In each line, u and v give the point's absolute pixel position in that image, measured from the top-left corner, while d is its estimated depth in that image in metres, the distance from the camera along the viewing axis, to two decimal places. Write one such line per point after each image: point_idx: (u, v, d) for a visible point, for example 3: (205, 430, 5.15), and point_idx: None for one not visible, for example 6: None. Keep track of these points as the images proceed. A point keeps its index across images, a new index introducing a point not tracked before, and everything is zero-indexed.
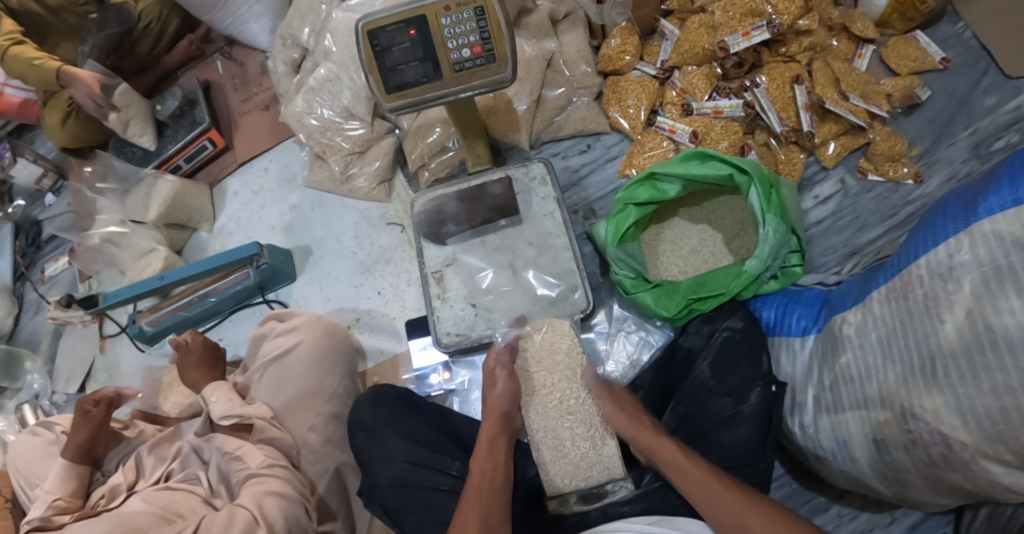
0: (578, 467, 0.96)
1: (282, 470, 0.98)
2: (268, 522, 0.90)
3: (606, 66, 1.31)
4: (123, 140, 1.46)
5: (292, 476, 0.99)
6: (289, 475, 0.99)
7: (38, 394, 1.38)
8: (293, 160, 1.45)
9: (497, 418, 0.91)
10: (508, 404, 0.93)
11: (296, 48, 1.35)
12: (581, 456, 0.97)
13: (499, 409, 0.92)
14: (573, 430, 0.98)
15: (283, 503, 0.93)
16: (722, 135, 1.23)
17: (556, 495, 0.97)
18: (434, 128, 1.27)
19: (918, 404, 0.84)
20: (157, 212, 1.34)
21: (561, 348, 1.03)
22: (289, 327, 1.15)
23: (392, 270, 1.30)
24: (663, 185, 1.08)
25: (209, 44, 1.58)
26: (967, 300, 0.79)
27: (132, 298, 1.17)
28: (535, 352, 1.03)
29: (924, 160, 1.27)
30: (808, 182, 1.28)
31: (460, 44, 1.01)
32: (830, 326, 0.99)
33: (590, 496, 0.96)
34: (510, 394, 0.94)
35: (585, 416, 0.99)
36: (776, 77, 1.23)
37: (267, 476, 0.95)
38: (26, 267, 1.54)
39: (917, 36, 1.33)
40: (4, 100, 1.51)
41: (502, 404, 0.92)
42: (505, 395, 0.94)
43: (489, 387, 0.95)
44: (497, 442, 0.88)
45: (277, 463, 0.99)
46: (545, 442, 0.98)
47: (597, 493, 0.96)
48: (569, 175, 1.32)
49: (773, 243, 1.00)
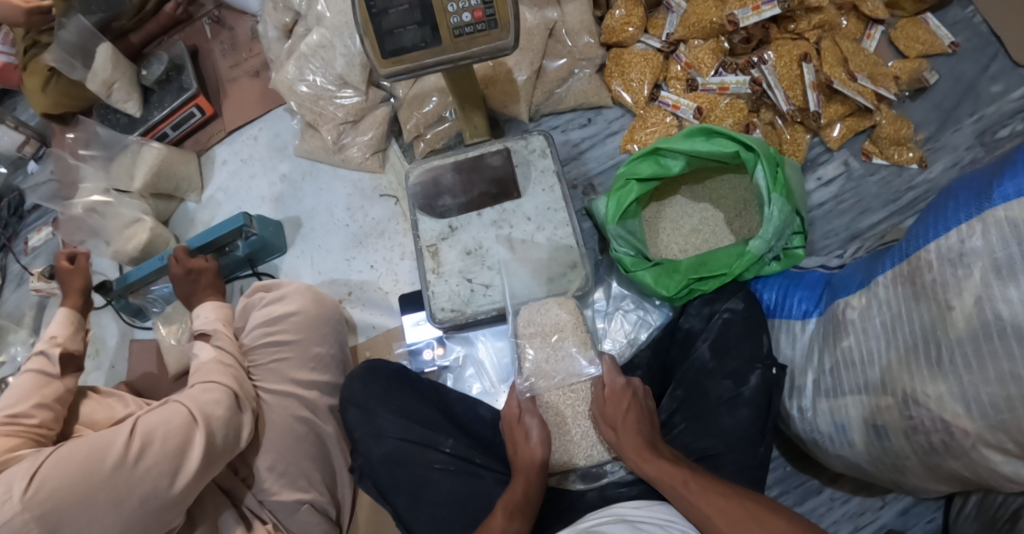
0: (577, 445, 0.95)
1: (232, 367, 1.01)
2: (206, 416, 0.90)
3: (609, 38, 1.26)
4: (108, 107, 1.42)
5: (240, 377, 1.00)
6: (238, 375, 1.00)
7: (22, 367, 1.35)
8: (284, 128, 1.40)
9: (530, 473, 0.84)
10: (546, 455, 0.86)
11: (287, 12, 1.30)
12: (581, 435, 0.95)
13: (530, 470, 0.84)
14: (574, 409, 0.97)
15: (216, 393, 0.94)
16: (727, 112, 1.20)
17: (557, 472, 0.95)
18: (431, 97, 1.23)
19: (922, 390, 0.83)
20: (141, 179, 1.30)
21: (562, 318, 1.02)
22: (277, 296, 1.10)
23: (384, 243, 1.26)
24: (666, 160, 1.05)
25: (197, 7, 1.52)
26: (977, 287, 0.77)
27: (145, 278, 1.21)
28: (539, 327, 1.03)
29: (928, 144, 1.25)
30: (812, 163, 1.25)
31: (461, 8, 0.97)
32: (832, 309, 0.97)
33: (589, 475, 0.95)
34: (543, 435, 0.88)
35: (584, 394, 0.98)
36: (785, 54, 1.19)
37: (214, 366, 0.99)
38: (9, 238, 1.49)
39: (926, 19, 1.31)
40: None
41: (537, 458, 0.85)
42: (539, 448, 0.87)
43: (523, 440, 0.88)
44: (532, 501, 0.82)
45: (225, 360, 1.00)
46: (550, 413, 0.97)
47: (596, 472, 0.95)
48: (569, 149, 1.28)
49: (778, 223, 0.98)
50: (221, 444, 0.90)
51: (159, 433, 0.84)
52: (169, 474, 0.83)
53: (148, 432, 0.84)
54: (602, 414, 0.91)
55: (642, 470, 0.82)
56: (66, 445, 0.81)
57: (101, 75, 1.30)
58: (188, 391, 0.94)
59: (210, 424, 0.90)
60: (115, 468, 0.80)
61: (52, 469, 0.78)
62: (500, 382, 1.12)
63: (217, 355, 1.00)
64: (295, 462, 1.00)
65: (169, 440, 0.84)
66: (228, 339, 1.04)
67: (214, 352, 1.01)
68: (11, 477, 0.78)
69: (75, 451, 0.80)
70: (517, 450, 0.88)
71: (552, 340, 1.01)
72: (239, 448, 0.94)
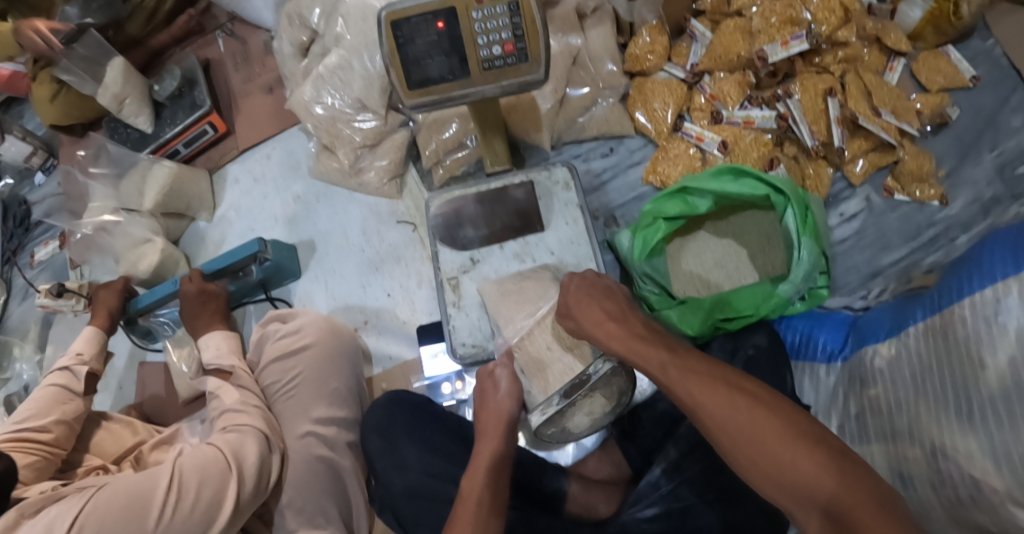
0: (551, 369, 0.95)
1: (257, 407, 1.01)
2: (238, 462, 0.90)
3: (632, 66, 1.25)
4: (117, 120, 1.38)
5: (269, 419, 1.01)
6: (266, 416, 1.00)
7: (26, 385, 1.31)
8: (299, 148, 1.37)
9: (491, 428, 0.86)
10: (514, 407, 0.88)
11: (303, 30, 1.28)
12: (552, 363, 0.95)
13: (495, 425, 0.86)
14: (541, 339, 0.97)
15: (245, 437, 0.94)
16: (752, 146, 1.18)
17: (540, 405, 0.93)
18: (451, 122, 1.21)
19: (951, 444, 0.81)
20: (152, 199, 1.27)
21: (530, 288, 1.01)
22: (294, 328, 1.08)
23: (401, 270, 1.24)
24: (694, 199, 1.04)
25: (209, 19, 1.49)
26: (1012, 346, 0.75)
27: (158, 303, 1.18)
28: (503, 289, 1.02)
29: (949, 180, 1.24)
30: (834, 199, 1.25)
31: (491, 40, 0.95)
32: (859, 356, 0.98)
33: (574, 387, 0.92)
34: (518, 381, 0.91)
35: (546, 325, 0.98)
36: (809, 87, 1.18)
37: (242, 410, 0.98)
38: (13, 251, 1.45)
39: (948, 51, 1.30)
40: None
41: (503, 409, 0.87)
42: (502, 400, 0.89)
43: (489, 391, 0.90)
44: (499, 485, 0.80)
45: (251, 402, 1.01)
46: (532, 369, 0.96)
47: (578, 382, 0.92)
48: (591, 178, 1.27)
49: (808, 266, 0.97)
50: (253, 492, 0.91)
51: (195, 480, 0.85)
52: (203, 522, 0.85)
53: (185, 478, 0.85)
54: (562, 303, 0.89)
55: (627, 348, 0.80)
56: (107, 488, 0.82)
57: (112, 88, 1.28)
58: (220, 434, 0.94)
59: (242, 471, 0.90)
60: (155, 517, 0.81)
61: (92, 516, 0.80)
62: None
63: (242, 398, 1.01)
64: (312, 499, 0.98)
65: (204, 490, 0.86)
66: (250, 379, 1.05)
67: (237, 395, 1.01)
68: (56, 516, 0.80)
69: (117, 497, 0.81)
70: (482, 405, 0.89)
71: (521, 298, 1.00)
72: (269, 490, 0.95)
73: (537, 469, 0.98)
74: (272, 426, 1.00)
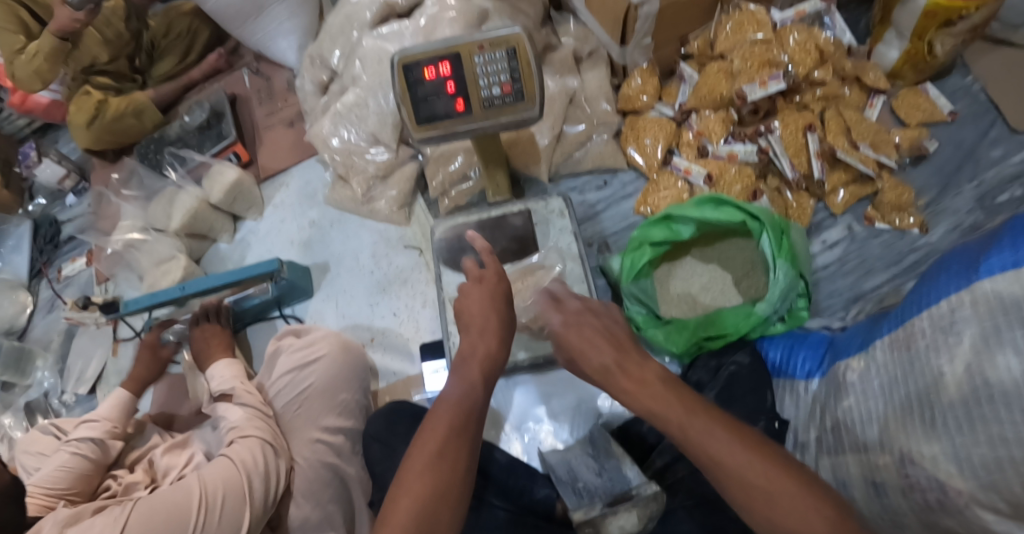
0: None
1: (261, 421, 1.08)
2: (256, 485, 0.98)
3: (625, 105, 1.36)
4: (148, 146, 1.50)
5: (272, 432, 1.08)
6: (269, 431, 1.07)
7: (46, 392, 1.41)
8: (315, 177, 1.48)
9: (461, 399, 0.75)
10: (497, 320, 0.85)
11: (324, 69, 1.40)
12: None
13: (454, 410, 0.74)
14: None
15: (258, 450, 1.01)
16: (736, 178, 1.26)
17: None
18: (457, 156, 1.31)
19: (917, 450, 0.83)
20: (177, 220, 1.36)
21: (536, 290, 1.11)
22: (306, 342, 1.18)
23: (407, 291, 1.33)
24: (677, 226, 1.12)
25: (238, 59, 1.64)
26: (966, 353, 0.79)
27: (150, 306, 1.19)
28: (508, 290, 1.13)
29: (930, 209, 1.27)
30: (816, 227, 1.30)
31: (491, 82, 1.06)
32: (835, 372, 1.01)
33: None
34: (505, 319, 0.85)
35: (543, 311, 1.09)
36: (790, 123, 1.26)
37: (248, 426, 1.05)
38: (43, 265, 1.57)
39: (926, 88, 1.36)
40: (32, 101, 1.57)
41: (467, 386, 0.77)
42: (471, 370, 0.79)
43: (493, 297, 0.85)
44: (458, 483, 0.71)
45: (254, 418, 1.07)
46: None
47: None
48: (586, 209, 1.35)
49: (783, 286, 1.04)
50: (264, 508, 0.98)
51: (220, 493, 0.94)
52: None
53: (210, 492, 0.93)
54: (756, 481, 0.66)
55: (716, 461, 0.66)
56: (145, 502, 0.89)
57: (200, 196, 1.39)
58: (232, 447, 1.01)
59: (258, 486, 0.98)
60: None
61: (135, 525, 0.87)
62: (512, 430, 1.18)
63: (246, 414, 1.07)
64: (317, 503, 1.06)
65: (228, 503, 0.94)
66: (249, 396, 1.11)
67: (241, 412, 1.08)
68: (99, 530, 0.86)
69: (156, 511, 0.88)
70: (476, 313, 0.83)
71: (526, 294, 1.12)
72: (276, 501, 1.02)
73: (528, 475, 1.03)
74: (275, 438, 1.07)
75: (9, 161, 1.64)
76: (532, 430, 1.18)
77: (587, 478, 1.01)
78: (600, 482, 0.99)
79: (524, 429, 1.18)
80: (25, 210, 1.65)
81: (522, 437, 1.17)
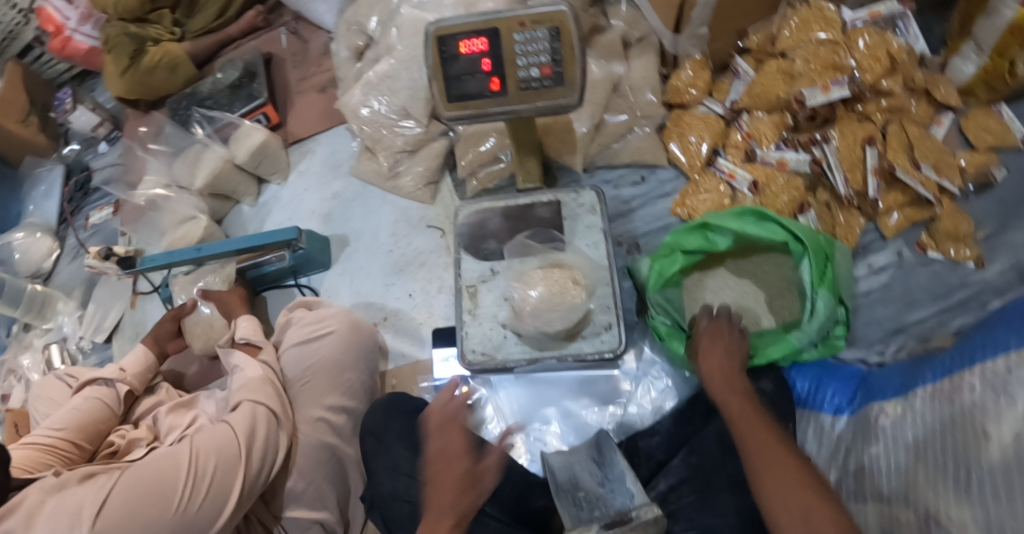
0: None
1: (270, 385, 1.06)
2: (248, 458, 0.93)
3: (672, 98, 1.28)
4: (179, 102, 1.45)
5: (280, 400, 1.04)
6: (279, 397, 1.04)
7: (64, 337, 1.40)
8: (342, 147, 1.43)
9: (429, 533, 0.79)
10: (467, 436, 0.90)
11: (360, 35, 1.33)
12: None
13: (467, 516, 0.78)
14: None
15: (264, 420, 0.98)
16: (783, 189, 1.18)
17: None
18: (489, 137, 1.25)
19: (945, 514, 0.75)
20: (202, 180, 1.33)
21: (562, 281, 1.05)
22: (316, 318, 1.14)
23: (424, 274, 1.28)
24: (713, 236, 1.05)
25: (276, 17, 1.58)
26: (1017, 418, 0.71)
27: (167, 265, 1.17)
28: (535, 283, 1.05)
29: (988, 243, 1.17)
30: (863, 249, 1.21)
31: (531, 62, 0.99)
32: (866, 412, 0.95)
33: None
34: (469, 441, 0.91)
35: (568, 306, 1.04)
36: (849, 135, 1.17)
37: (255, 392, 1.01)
38: (71, 212, 1.56)
39: (1000, 110, 1.24)
40: (72, 46, 1.53)
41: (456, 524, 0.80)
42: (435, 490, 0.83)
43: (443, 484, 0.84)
44: None
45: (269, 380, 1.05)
46: None
47: None
48: (618, 205, 1.28)
49: (822, 316, 0.97)
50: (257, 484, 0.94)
51: (211, 462, 0.89)
52: (215, 508, 0.88)
53: (200, 464, 0.88)
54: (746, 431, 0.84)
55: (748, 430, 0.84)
56: (131, 469, 0.85)
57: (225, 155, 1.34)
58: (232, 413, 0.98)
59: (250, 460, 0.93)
60: (176, 505, 0.85)
61: (122, 492, 0.83)
62: (516, 428, 1.13)
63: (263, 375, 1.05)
64: (314, 484, 1.03)
65: (218, 475, 0.89)
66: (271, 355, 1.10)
67: (258, 370, 1.06)
68: (81, 498, 0.83)
69: (137, 483, 0.84)
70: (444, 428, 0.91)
71: (548, 286, 1.04)
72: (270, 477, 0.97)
73: (525, 478, 1.00)
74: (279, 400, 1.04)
75: (47, 104, 1.63)
76: (540, 428, 1.13)
77: (588, 485, 0.97)
78: (601, 492, 0.96)
79: (530, 429, 1.13)
80: (58, 153, 1.63)
81: (526, 435, 1.13)
